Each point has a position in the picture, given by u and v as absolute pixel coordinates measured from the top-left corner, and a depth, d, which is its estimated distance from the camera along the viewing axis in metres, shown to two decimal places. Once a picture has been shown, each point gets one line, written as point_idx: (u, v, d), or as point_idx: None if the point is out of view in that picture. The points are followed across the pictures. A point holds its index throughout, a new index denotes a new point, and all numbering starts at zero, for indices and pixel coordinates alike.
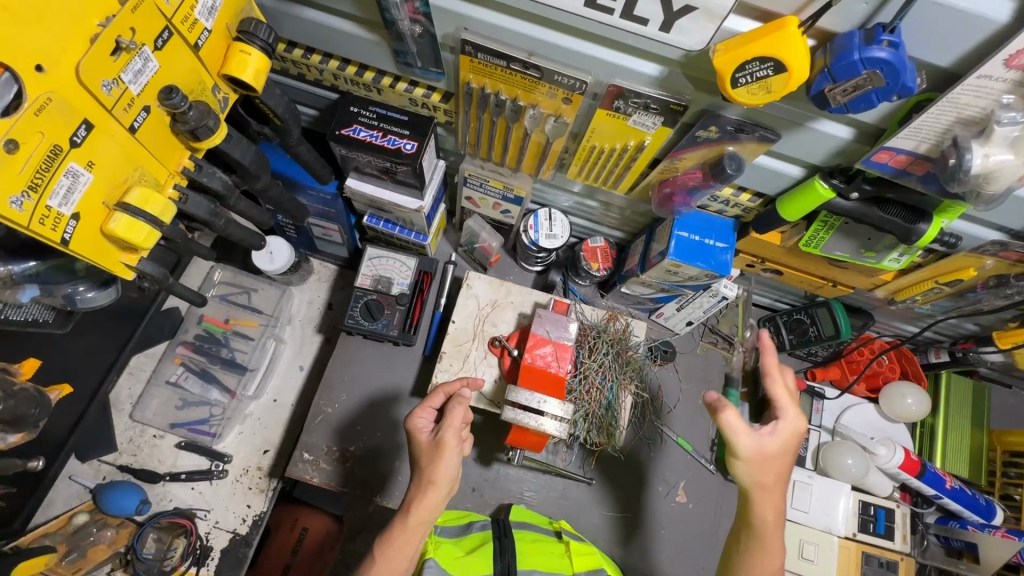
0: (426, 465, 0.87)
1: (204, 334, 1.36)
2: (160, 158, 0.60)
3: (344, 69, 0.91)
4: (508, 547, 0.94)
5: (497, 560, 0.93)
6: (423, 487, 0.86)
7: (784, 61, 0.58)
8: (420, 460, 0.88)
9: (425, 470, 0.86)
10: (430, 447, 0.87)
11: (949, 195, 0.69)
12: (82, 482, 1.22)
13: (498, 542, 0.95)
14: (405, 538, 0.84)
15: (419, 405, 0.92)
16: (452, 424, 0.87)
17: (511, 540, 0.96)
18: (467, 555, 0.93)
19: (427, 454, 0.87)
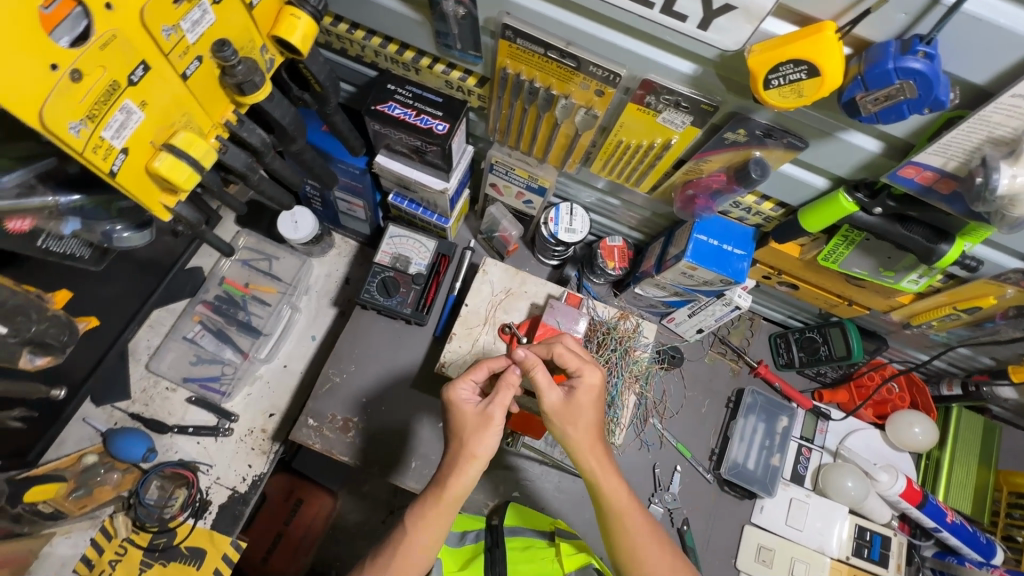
0: (469, 438, 0.87)
1: (224, 295, 1.40)
2: (206, 108, 0.63)
3: (385, 47, 0.94)
4: (498, 559, 1.00)
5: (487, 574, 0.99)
6: (463, 461, 0.86)
7: (818, 66, 0.59)
8: (464, 432, 0.88)
9: (469, 446, 0.87)
10: (477, 420, 0.88)
11: (973, 216, 0.69)
12: (95, 425, 1.26)
13: (489, 555, 1.02)
14: (439, 513, 0.86)
15: (461, 376, 0.93)
16: (502, 402, 0.88)
17: (501, 551, 1.01)
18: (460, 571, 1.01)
19: (473, 428, 0.88)
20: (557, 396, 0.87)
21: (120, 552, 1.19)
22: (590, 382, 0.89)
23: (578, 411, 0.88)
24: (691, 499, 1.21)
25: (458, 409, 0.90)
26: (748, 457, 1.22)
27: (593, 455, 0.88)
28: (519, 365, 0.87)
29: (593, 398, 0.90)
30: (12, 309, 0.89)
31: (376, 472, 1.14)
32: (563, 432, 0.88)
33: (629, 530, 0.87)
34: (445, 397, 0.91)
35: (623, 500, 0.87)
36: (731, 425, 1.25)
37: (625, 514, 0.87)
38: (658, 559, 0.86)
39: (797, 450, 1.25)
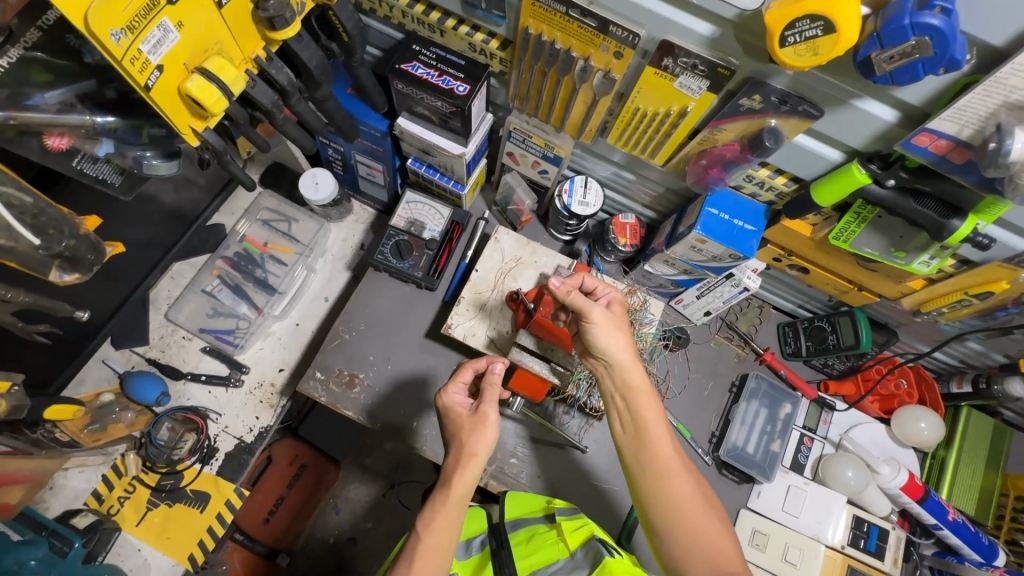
0: (468, 437, 0.90)
1: (243, 253, 1.44)
2: (238, 40, 0.66)
3: (413, 7, 0.96)
4: (505, 559, 0.93)
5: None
6: (463, 459, 0.88)
7: (834, 21, 0.60)
8: (462, 432, 0.91)
9: (467, 445, 0.89)
10: (472, 419, 0.92)
11: (987, 187, 0.68)
12: (113, 366, 1.31)
13: (496, 558, 0.94)
14: (449, 511, 0.85)
15: (451, 382, 0.99)
16: (491, 399, 0.93)
17: (506, 549, 0.94)
18: None
19: (470, 427, 0.91)
20: (598, 309, 0.90)
21: (129, 489, 1.24)
22: (620, 303, 0.95)
23: (617, 326, 0.91)
24: None
25: (453, 412, 0.95)
26: (748, 441, 1.21)
27: (632, 368, 0.89)
28: (559, 290, 0.91)
29: (624, 318, 0.93)
30: (46, 222, 0.91)
31: (378, 428, 1.17)
32: (600, 341, 0.89)
33: (659, 447, 0.86)
34: (440, 406, 0.97)
35: (655, 413, 0.88)
36: (733, 408, 1.25)
37: (654, 427, 0.87)
38: (686, 485, 0.84)
39: (799, 439, 1.23)
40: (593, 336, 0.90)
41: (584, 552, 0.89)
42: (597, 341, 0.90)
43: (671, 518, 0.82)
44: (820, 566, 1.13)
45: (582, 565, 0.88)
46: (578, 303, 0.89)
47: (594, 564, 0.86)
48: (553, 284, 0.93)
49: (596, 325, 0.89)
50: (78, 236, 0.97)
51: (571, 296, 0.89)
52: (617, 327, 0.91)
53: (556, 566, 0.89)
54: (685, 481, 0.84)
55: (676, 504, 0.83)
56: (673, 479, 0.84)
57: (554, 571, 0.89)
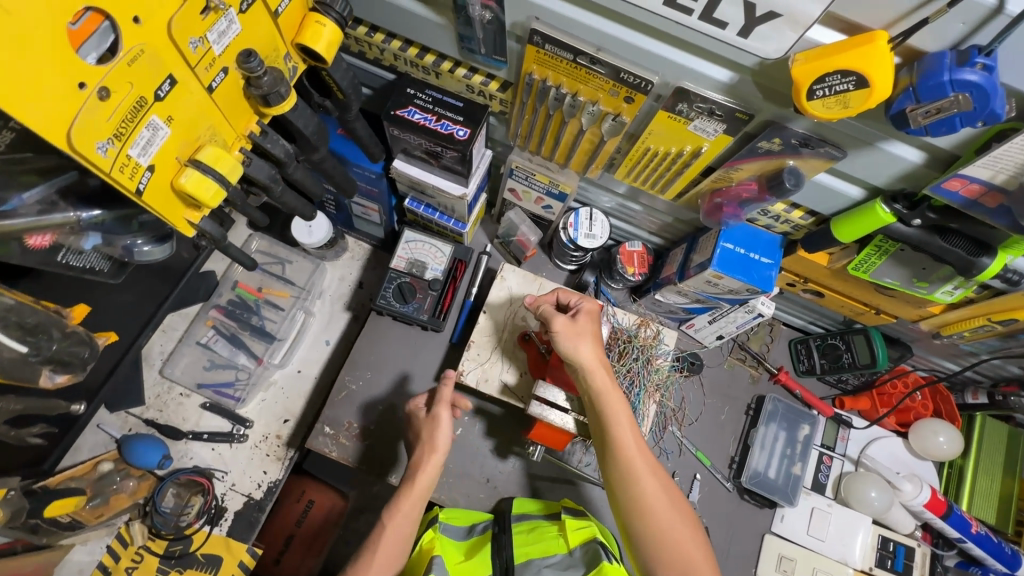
0: (427, 433, 0.98)
1: (237, 300, 1.38)
2: (230, 120, 0.62)
3: (406, 50, 0.91)
4: (504, 543, 0.98)
5: (493, 560, 0.97)
6: (425, 453, 0.97)
7: (868, 77, 0.56)
8: (422, 431, 0.99)
9: (424, 440, 0.97)
10: (427, 419, 0.99)
11: (1020, 230, 0.66)
12: (109, 431, 1.26)
13: (495, 541, 1.00)
14: (409, 500, 0.93)
15: (417, 393, 1.05)
16: (446, 399, 1.00)
17: (508, 536, 0.99)
18: (467, 561, 0.97)
19: (427, 427, 0.99)
20: (561, 318, 0.93)
21: (137, 559, 1.18)
22: (590, 310, 0.97)
23: (583, 333, 0.93)
24: (712, 509, 1.19)
25: (414, 416, 1.02)
26: (769, 466, 1.20)
27: (596, 370, 0.91)
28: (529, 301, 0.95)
29: (594, 324, 0.96)
30: (33, 326, 0.97)
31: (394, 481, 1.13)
32: (567, 350, 0.92)
33: (627, 450, 0.87)
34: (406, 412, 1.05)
35: (622, 416, 0.88)
36: (752, 433, 1.23)
37: (620, 430, 0.87)
38: (654, 487, 0.86)
39: (818, 458, 1.23)
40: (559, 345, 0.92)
41: (582, 551, 0.93)
42: (562, 349, 0.92)
43: (641, 519, 0.85)
44: None
45: (578, 563, 0.92)
46: (544, 315, 0.94)
47: (590, 565, 0.90)
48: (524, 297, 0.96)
49: (560, 335, 0.92)
50: (67, 333, 1.02)
51: (540, 307, 0.93)
52: (586, 333, 0.94)
53: (552, 559, 0.94)
54: (651, 485, 0.86)
55: (643, 506, 0.85)
56: (644, 479, 0.86)
57: (550, 563, 0.93)
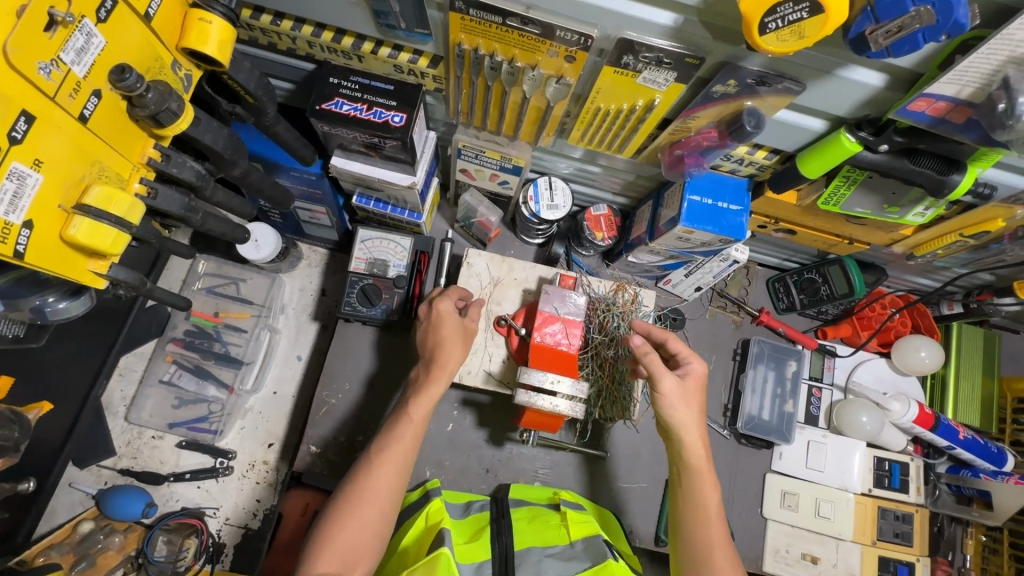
0: (456, 343, 0.95)
1: (194, 329, 1.30)
2: (121, 150, 0.54)
3: (319, 35, 0.82)
4: (504, 528, 0.92)
5: (493, 543, 0.89)
6: (456, 351, 0.94)
7: (820, 2, 0.52)
8: (457, 336, 0.96)
9: (452, 346, 0.94)
10: (467, 327, 0.97)
11: (991, 142, 0.63)
12: (84, 489, 1.19)
13: (495, 525, 0.93)
14: (435, 391, 0.92)
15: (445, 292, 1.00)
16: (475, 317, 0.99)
17: (508, 522, 0.93)
18: (469, 542, 0.90)
19: (464, 334, 0.97)
20: (671, 380, 0.83)
21: None
22: (699, 376, 0.87)
23: (687, 399, 0.84)
24: (712, 458, 1.20)
25: (446, 317, 0.97)
26: (762, 408, 1.21)
27: (696, 447, 0.84)
28: (639, 348, 0.83)
29: (698, 394, 0.87)
30: None
31: None
32: (668, 412, 0.83)
33: (711, 536, 0.81)
34: (434, 305, 0.98)
35: (711, 504, 0.83)
36: (742, 378, 1.23)
37: (708, 514, 0.82)
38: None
39: (808, 392, 1.24)
40: (663, 408, 0.84)
41: (584, 545, 0.89)
42: (665, 412, 0.84)
43: None
44: (853, 513, 1.15)
45: (579, 555, 0.88)
46: (653, 370, 0.82)
47: (594, 559, 0.85)
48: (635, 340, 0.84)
49: (665, 395, 0.83)
50: None
51: (651, 358, 0.82)
52: (690, 404, 0.85)
53: (553, 550, 0.90)
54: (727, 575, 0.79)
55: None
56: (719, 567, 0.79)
57: (550, 553, 0.88)
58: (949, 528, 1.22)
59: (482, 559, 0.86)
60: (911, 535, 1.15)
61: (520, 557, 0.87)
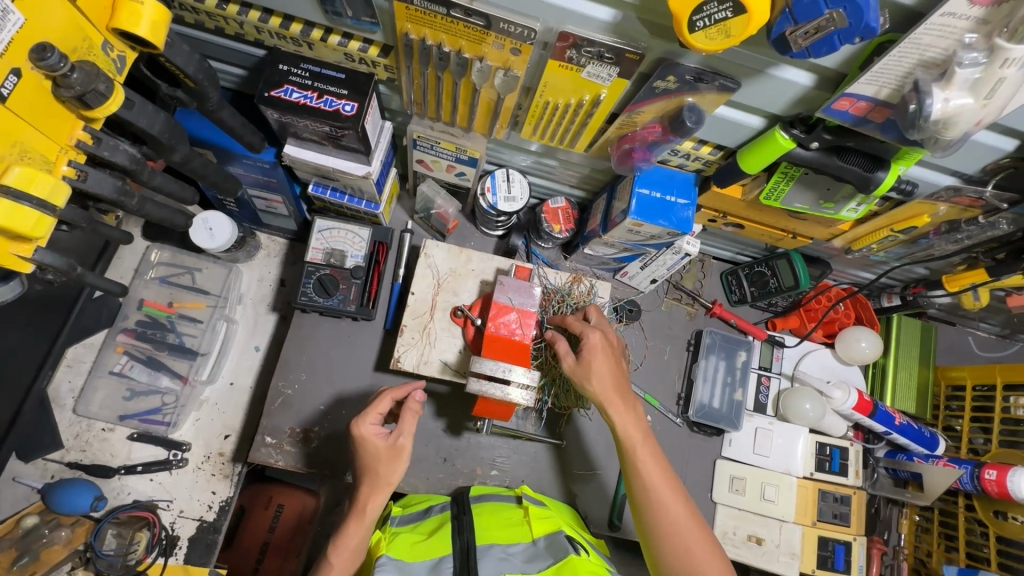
0: (385, 468, 0.90)
1: (147, 319, 1.27)
2: (45, 132, 0.53)
3: (267, 21, 0.81)
4: (465, 525, 0.92)
5: (454, 538, 0.90)
6: (379, 488, 0.89)
7: (743, 2, 0.54)
8: (377, 463, 0.90)
9: (382, 475, 0.89)
10: (389, 451, 0.90)
11: (908, 141, 0.67)
12: (28, 483, 1.16)
13: (456, 523, 0.93)
14: (360, 531, 0.87)
15: (366, 412, 0.92)
16: (408, 430, 0.92)
17: (469, 517, 0.94)
18: (426, 540, 0.92)
19: (386, 459, 0.90)
20: (570, 357, 0.93)
21: None
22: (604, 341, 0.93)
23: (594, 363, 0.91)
24: (665, 445, 1.24)
25: (370, 445, 0.90)
26: (712, 397, 1.25)
27: (611, 403, 0.90)
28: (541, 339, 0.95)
29: (609, 354, 0.92)
30: None
31: (347, 478, 1.10)
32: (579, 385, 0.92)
33: (644, 478, 0.86)
34: (354, 434, 0.91)
35: (633, 444, 0.88)
36: (694, 367, 1.27)
37: (634, 456, 0.87)
38: (677, 508, 0.83)
39: (757, 380, 1.29)
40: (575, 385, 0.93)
41: (547, 542, 0.90)
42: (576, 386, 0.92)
43: (663, 537, 0.82)
44: (796, 497, 1.20)
45: (542, 553, 0.88)
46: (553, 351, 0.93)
47: (556, 556, 0.86)
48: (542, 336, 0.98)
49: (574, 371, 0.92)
50: None
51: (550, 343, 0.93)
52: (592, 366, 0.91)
53: (516, 548, 0.89)
54: (669, 504, 0.83)
55: (663, 526, 0.82)
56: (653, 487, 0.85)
57: (513, 551, 0.89)
58: (885, 510, 1.30)
59: (441, 555, 0.88)
60: (848, 516, 1.21)
61: (481, 551, 0.87)
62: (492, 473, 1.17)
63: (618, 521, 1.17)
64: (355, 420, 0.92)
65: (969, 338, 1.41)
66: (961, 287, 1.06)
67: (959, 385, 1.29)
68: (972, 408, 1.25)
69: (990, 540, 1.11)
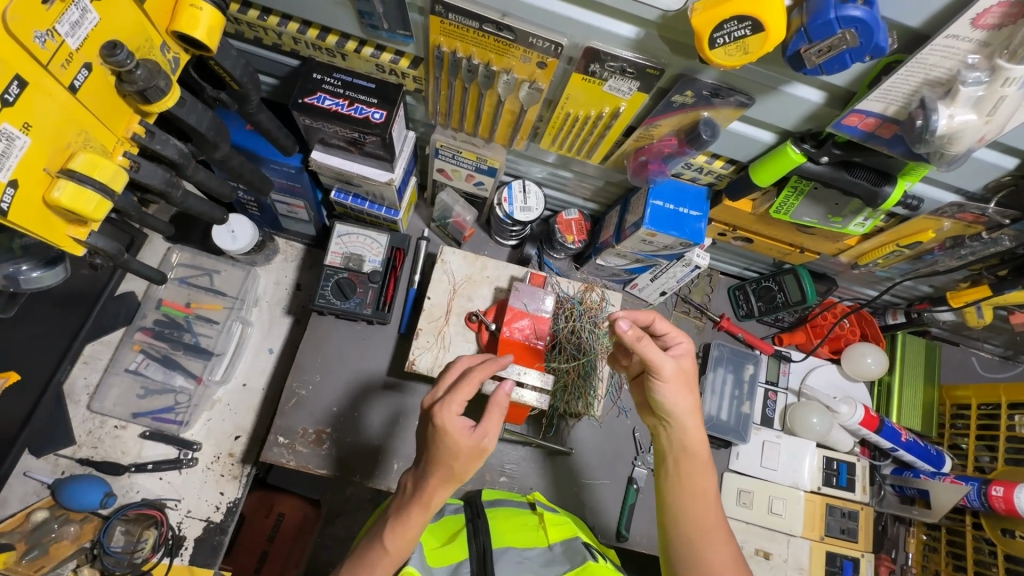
0: (461, 466, 0.76)
1: (164, 319, 1.29)
2: (106, 123, 0.56)
3: (304, 33, 0.86)
4: (481, 529, 0.91)
5: (471, 543, 0.89)
6: (449, 483, 0.78)
7: (760, 21, 0.58)
8: (453, 461, 0.76)
9: (457, 472, 0.77)
10: (472, 451, 0.76)
11: (915, 156, 0.70)
12: (39, 478, 1.16)
13: (471, 526, 0.92)
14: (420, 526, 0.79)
15: (452, 397, 0.76)
16: (493, 428, 0.78)
17: (485, 520, 0.92)
18: (444, 545, 0.90)
19: (466, 457, 0.76)
20: (671, 364, 0.80)
21: None
22: (690, 359, 0.85)
23: (685, 384, 0.83)
24: None
25: (451, 438, 0.75)
26: (721, 409, 1.26)
27: (695, 434, 0.83)
28: (632, 335, 0.78)
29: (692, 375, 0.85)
30: None
31: (358, 480, 1.10)
32: (666, 399, 0.82)
33: (705, 521, 0.81)
34: (436, 424, 0.76)
35: (706, 488, 0.83)
36: (702, 380, 1.28)
37: (701, 504, 0.81)
38: (725, 557, 0.79)
39: (764, 395, 1.30)
40: (663, 395, 0.82)
41: (562, 547, 0.91)
42: (664, 399, 0.82)
43: None
44: (803, 511, 1.20)
45: (558, 558, 0.89)
46: (651, 355, 0.79)
47: (572, 562, 0.87)
48: (624, 328, 0.78)
49: (665, 381, 0.80)
50: None
51: (645, 346, 0.78)
52: (679, 386, 0.82)
53: (532, 552, 0.90)
54: (723, 562, 0.78)
55: None
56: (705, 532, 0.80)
57: (529, 556, 0.89)
58: (892, 527, 1.30)
59: (459, 560, 0.87)
60: (856, 532, 1.21)
61: (497, 555, 0.87)
62: (500, 479, 1.17)
63: (626, 531, 1.17)
64: (439, 406, 0.76)
65: (973, 358, 1.43)
66: (964, 303, 1.08)
67: (963, 404, 1.30)
68: (978, 427, 1.26)
69: (999, 559, 1.11)
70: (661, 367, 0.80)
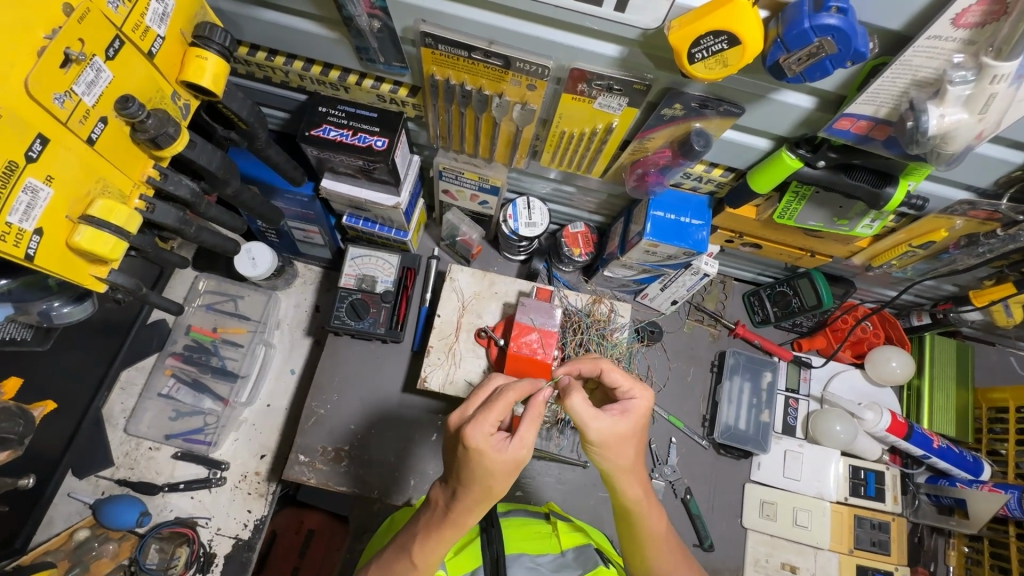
0: (498, 483, 0.73)
1: (193, 344, 1.36)
2: (123, 170, 0.63)
3: (309, 69, 0.91)
4: (495, 536, 0.88)
5: (484, 551, 0.87)
6: (482, 501, 0.75)
7: (738, 34, 0.58)
8: (491, 481, 0.72)
9: (492, 489, 0.73)
10: (507, 470, 0.72)
11: (911, 157, 0.70)
12: (82, 498, 1.23)
13: (484, 534, 0.89)
14: (441, 546, 0.77)
15: (485, 412, 0.73)
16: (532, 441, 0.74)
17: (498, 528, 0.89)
18: (457, 555, 0.90)
19: (503, 473, 0.73)
20: (606, 424, 0.76)
21: None
22: (639, 413, 0.80)
23: (626, 443, 0.78)
24: (690, 466, 1.23)
25: (486, 457, 0.71)
26: (739, 418, 1.23)
27: (634, 489, 0.81)
28: (563, 390, 0.79)
29: (639, 430, 0.80)
30: None
31: (376, 495, 1.13)
32: (604, 458, 0.79)
33: (662, 564, 0.86)
34: (468, 442, 0.71)
35: (658, 529, 0.84)
36: (718, 389, 1.26)
37: (661, 546, 0.85)
38: None
39: (784, 402, 1.27)
40: (599, 456, 0.78)
41: (575, 554, 0.90)
42: (603, 461, 0.79)
43: None
44: (830, 522, 1.17)
45: (570, 564, 0.89)
46: (580, 419, 0.76)
47: (584, 567, 0.89)
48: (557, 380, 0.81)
49: (601, 445, 0.77)
50: None
51: (580, 407, 0.76)
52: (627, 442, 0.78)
53: (544, 558, 0.90)
54: None
55: None
56: (667, 565, 0.86)
57: (541, 561, 0.89)
58: (930, 540, 1.24)
59: (474, 567, 0.87)
60: (888, 544, 1.16)
61: (510, 561, 0.88)
62: (516, 493, 1.18)
63: None
64: (473, 426, 0.72)
65: (1011, 358, 1.36)
66: (988, 301, 1.09)
67: (1001, 407, 1.24)
68: (1017, 432, 1.20)
69: None
70: (589, 431, 0.76)
